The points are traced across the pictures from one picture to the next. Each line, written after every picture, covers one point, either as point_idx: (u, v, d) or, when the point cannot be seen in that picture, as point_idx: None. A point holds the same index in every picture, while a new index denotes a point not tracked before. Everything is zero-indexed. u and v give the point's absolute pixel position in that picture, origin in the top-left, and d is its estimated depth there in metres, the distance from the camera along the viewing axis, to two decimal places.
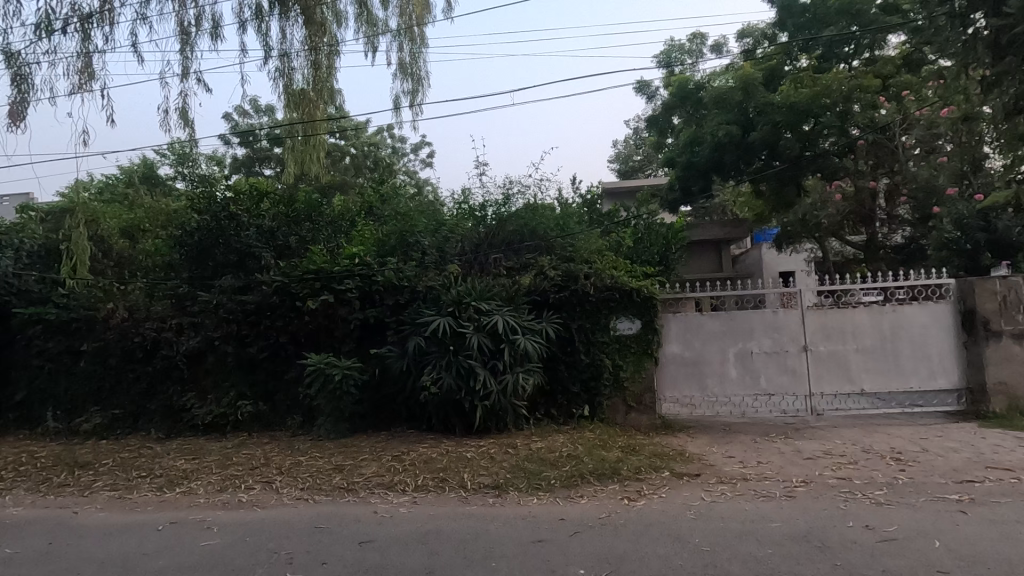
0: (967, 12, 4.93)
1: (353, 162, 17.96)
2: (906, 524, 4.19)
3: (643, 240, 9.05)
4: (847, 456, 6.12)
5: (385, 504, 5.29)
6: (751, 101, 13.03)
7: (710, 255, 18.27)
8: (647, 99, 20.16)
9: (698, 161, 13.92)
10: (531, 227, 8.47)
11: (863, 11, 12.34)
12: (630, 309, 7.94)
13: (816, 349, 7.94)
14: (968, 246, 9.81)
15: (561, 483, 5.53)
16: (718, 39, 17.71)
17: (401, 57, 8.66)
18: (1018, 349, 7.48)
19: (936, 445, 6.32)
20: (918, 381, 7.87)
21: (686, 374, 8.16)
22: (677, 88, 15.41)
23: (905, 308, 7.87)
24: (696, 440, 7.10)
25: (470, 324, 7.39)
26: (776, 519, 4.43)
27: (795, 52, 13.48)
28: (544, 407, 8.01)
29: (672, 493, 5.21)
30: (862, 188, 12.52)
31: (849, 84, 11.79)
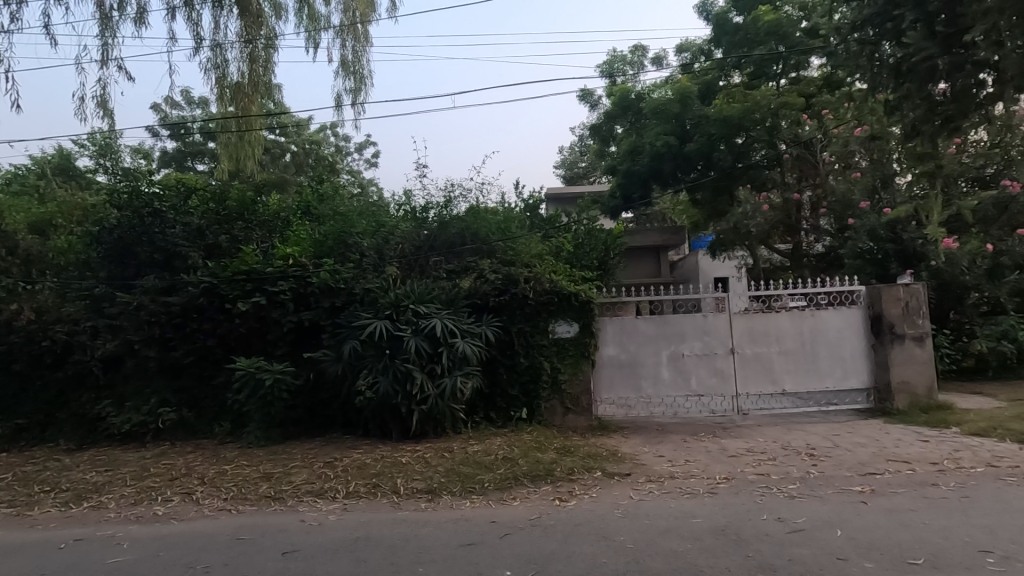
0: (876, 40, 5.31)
1: (294, 160, 17.47)
2: (813, 515, 4.48)
3: (584, 245, 9.21)
4: (767, 453, 6.47)
5: (313, 512, 5.15)
6: (688, 113, 13.58)
7: (650, 260, 18.88)
8: (591, 108, 20.66)
9: (637, 169, 14.38)
10: (473, 231, 8.51)
11: (789, 34, 13.09)
12: (568, 312, 8.08)
13: (742, 351, 8.35)
14: (879, 255, 10.58)
15: (495, 486, 5.56)
16: (658, 52, 18.38)
17: (344, 54, 8.47)
18: (918, 350, 8.14)
19: (847, 441, 6.78)
20: (833, 381, 8.41)
21: (622, 376, 8.39)
22: (619, 98, 15.94)
23: (822, 312, 8.41)
24: (629, 440, 7.30)
25: (407, 327, 7.31)
26: (698, 515, 4.63)
27: (728, 68, 14.20)
28: (482, 410, 8.02)
29: (602, 493, 5.34)
30: (788, 199, 13.28)
31: (776, 101, 12.47)
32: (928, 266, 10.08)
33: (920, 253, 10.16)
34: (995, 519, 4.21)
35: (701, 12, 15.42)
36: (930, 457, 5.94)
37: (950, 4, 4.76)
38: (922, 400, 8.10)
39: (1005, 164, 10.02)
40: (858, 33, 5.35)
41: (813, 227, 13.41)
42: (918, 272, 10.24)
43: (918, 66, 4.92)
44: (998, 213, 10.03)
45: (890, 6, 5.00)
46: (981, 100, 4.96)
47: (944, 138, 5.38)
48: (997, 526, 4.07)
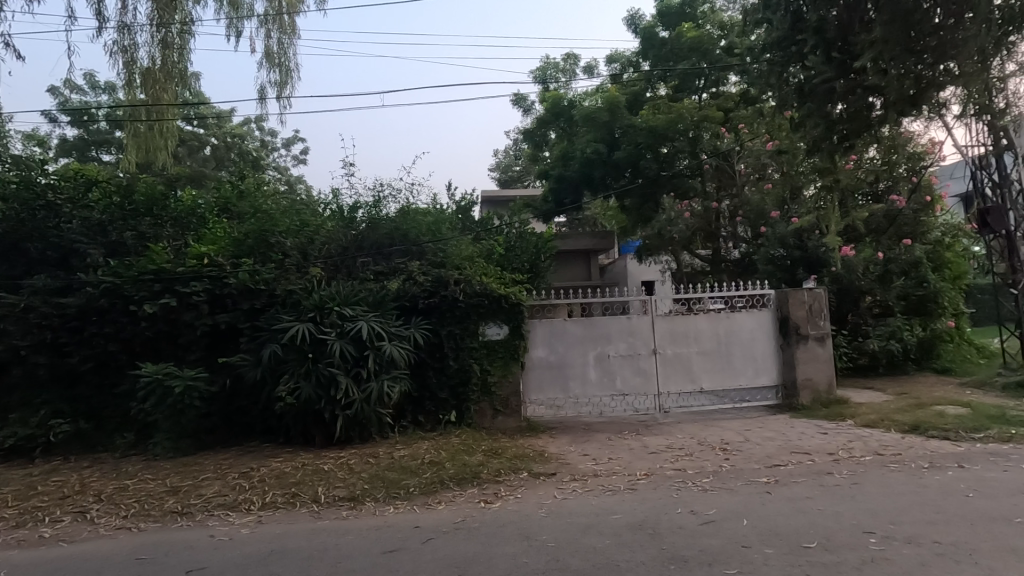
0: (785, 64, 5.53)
1: (214, 153, 16.41)
2: (722, 507, 4.74)
3: (515, 248, 9.33)
4: (685, 449, 6.78)
5: (225, 526, 4.87)
6: (617, 122, 14.13)
7: (581, 264, 19.25)
8: (523, 113, 20.93)
9: (569, 175, 14.91)
10: (403, 232, 8.41)
11: (710, 51, 13.81)
12: (498, 315, 8.05)
13: (664, 351, 8.71)
14: (788, 262, 11.41)
15: (420, 491, 5.50)
16: (590, 61, 18.89)
17: (269, 44, 8.11)
18: (820, 350, 8.81)
19: (756, 435, 7.23)
20: (745, 379, 8.94)
21: (550, 377, 8.52)
22: (552, 104, 16.39)
23: (737, 314, 8.93)
24: (556, 441, 7.43)
25: (332, 330, 7.09)
26: (618, 511, 4.78)
27: (655, 80, 14.85)
28: (411, 414, 7.91)
29: (527, 493, 5.41)
30: (709, 208, 13.86)
31: (698, 114, 13.17)
32: (829, 272, 10.97)
33: (822, 260, 11.02)
34: (878, 503, 4.63)
35: (630, 25, 16.00)
36: (828, 448, 6.45)
37: (845, 33, 5.12)
38: (822, 396, 8.79)
39: (893, 181, 11.07)
40: (768, 54, 5.61)
41: (732, 234, 13.97)
42: (821, 277, 11.11)
43: (818, 88, 5.25)
44: (887, 224, 11.06)
45: (794, 32, 5.35)
46: (872, 122, 5.35)
47: (841, 155, 5.76)
48: (880, 509, 4.47)
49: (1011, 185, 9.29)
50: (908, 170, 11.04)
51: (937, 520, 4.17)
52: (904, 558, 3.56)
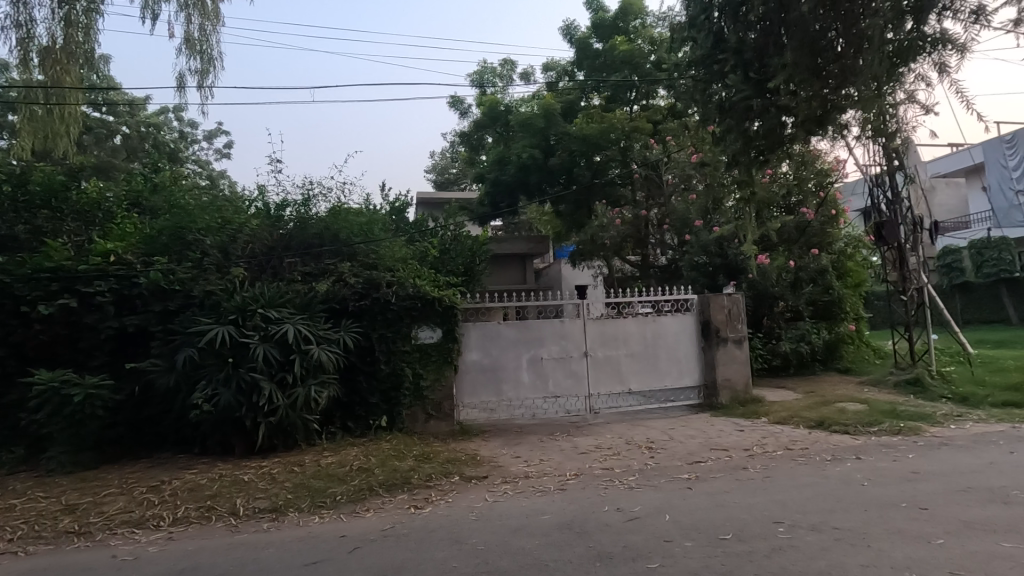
0: (708, 82, 5.80)
1: (125, 143, 15.16)
2: (647, 503, 4.93)
3: (449, 250, 9.33)
4: (613, 448, 6.98)
5: (129, 545, 4.52)
6: (551, 128, 14.63)
7: (516, 268, 19.33)
8: (460, 115, 20.91)
9: (504, 179, 15.17)
10: (333, 232, 8.15)
11: (641, 64, 14.29)
12: (431, 317, 7.92)
13: (594, 354, 8.94)
14: (710, 268, 12.07)
15: (347, 498, 5.34)
16: (526, 68, 19.12)
17: (189, 31, 7.64)
18: (737, 352, 9.36)
19: (680, 433, 7.56)
20: (671, 380, 9.32)
21: (484, 380, 8.52)
22: (489, 108, 16.59)
23: (663, 319, 9.31)
24: (489, 443, 7.45)
25: (255, 333, 6.75)
26: (547, 511, 4.85)
27: (589, 90, 15.30)
28: (339, 420, 7.67)
29: (458, 497, 5.38)
30: (638, 216, 14.17)
31: (629, 125, 13.69)
32: (746, 278, 11.71)
33: (741, 267, 11.73)
34: (787, 494, 4.97)
35: (566, 35, 16.38)
36: (744, 444, 6.86)
37: (761, 55, 5.42)
38: (740, 395, 9.33)
39: (803, 196, 11.94)
40: (694, 71, 5.87)
41: (660, 241, 14.35)
42: (739, 283, 11.81)
43: (738, 105, 5.55)
44: (798, 235, 11.90)
45: (716, 51, 5.63)
46: (785, 139, 5.66)
47: (756, 170, 6.02)
48: (788, 500, 4.80)
49: (902, 202, 10.26)
50: (816, 186, 11.94)
51: (837, 508, 4.53)
52: (808, 544, 3.83)
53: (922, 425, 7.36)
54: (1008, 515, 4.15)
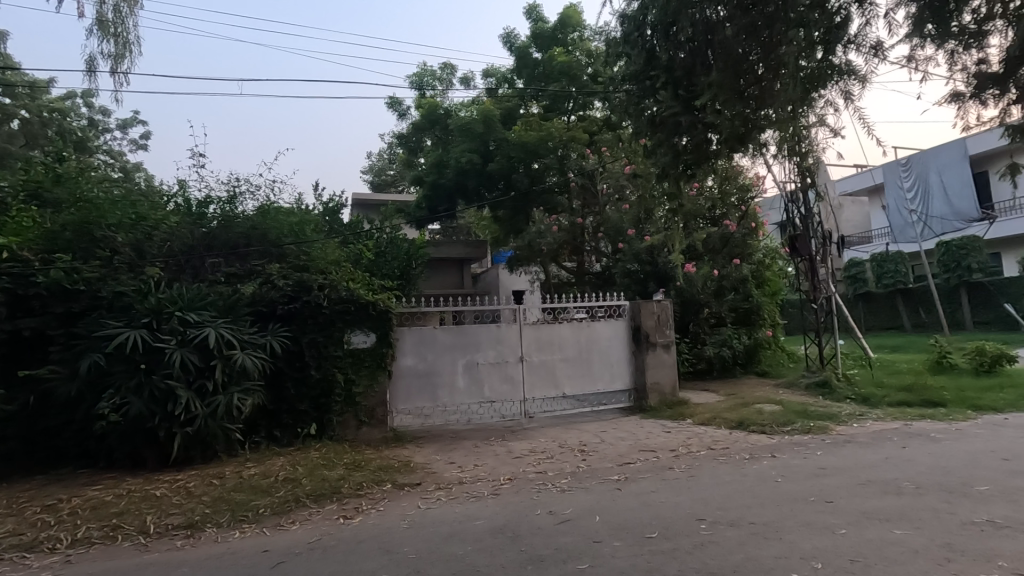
0: (640, 98, 6.02)
1: (23, 129, 13.78)
2: (578, 505, 5.03)
3: (385, 253, 9.31)
4: (547, 452, 7.08)
5: (18, 571, 4.09)
6: (491, 134, 14.72)
7: (453, 272, 19.29)
8: (399, 117, 20.62)
9: (443, 183, 15.26)
10: (261, 232, 7.92)
11: (578, 76, 14.61)
12: (366, 322, 7.66)
13: (530, 358, 9.02)
14: (641, 275, 12.54)
15: (271, 511, 5.09)
16: (466, 73, 19.13)
17: (101, 10, 7.07)
18: (665, 356, 9.76)
19: (611, 436, 7.78)
20: (604, 383, 9.55)
21: (419, 386, 8.35)
22: (428, 111, 16.54)
23: (596, 324, 9.55)
24: (423, 450, 7.35)
25: (171, 338, 6.34)
26: (479, 517, 4.85)
27: (527, 98, 15.53)
28: (265, 429, 7.32)
29: (390, 505, 5.27)
30: (574, 223, 14.33)
31: (566, 134, 13.99)
32: (674, 286, 12.27)
33: (669, 274, 12.27)
34: (709, 492, 5.22)
35: (506, 42, 16.56)
36: (670, 445, 7.15)
37: (689, 75, 5.70)
38: (667, 397, 9.71)
39: (726, 209, 12.65)
40: (628, 86, 6.11)
41: (595, 249, 14.41)
42: (668, 290, 12.34)
43: (667, 120, 5.81)
44: (722, 245, 12.59)
45: (648, 67, 5.88)
46: (710, 155, 5.99)
47: (685, 182, 6.38)
48: (710, 497, 5.04)
49: (813, 218, 11.06)
50: (738, 200, 12.66)
51: (753, 503, 4.81)
52: (726, 539, 4.04)
53: (829, 424, 7.96)
54: (900, 504, 4.57)
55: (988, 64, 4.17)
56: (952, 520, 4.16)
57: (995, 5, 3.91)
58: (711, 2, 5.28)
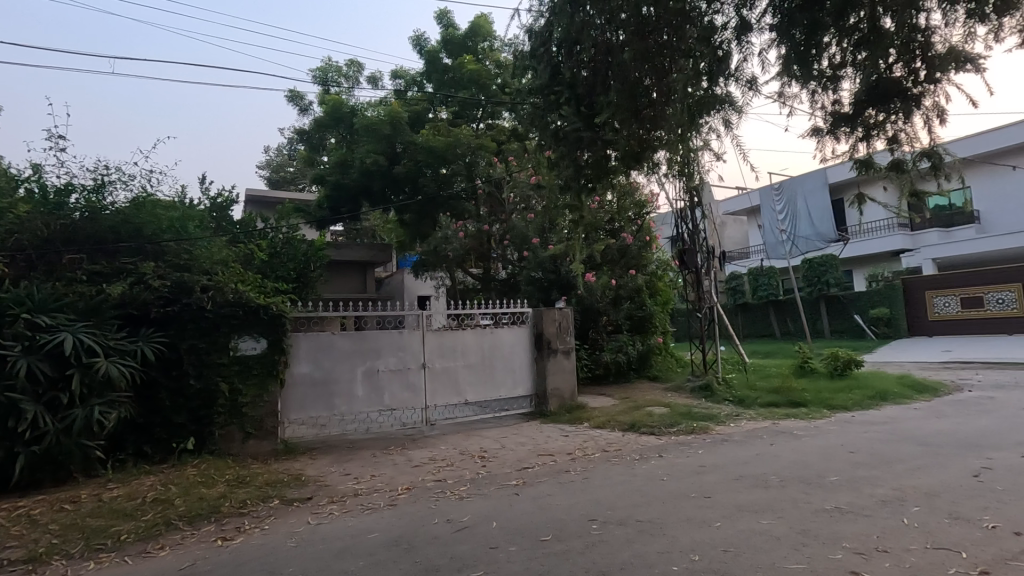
0: (545, 111, 6.20)
1: None
2: (476, 512, 5.02)
3: (281, 255, 8.85)
4: (447, 459, 7.01)
5: None
6: (398, 136, 14.43)
7: (356, 276, 18.63)
8: (300, 111, 19.62)
9: (346, 183, 14.78)
10: (135, 226, 7.16)
11: (487, 85, 14.75)
12: (254, 327, 7.15)
13: (432, 365, 8.91)
14: (544, 282, 12.92)
15: (136, 537, 4.59)
16: (374, 72, 18.66)
17: None
18: (565, 362, 10.06)
19: (511, 441, 7.88)
20: (506, 390, 9.63)
21: (314, 395, 7.91)
22: (332, 108, 15.89)
23: (500, 331, 9.64)
24: (317, 461, 6.99)
25: (17, 344, 5.57)
26: (374, 529, 4.68)
27: (436, 103, 15.43)
28: (132, 445, 6.61)
29: (276, 523, 4.94)
30: (481, 230, 14.40)
31: (474, 142, 14.03)
32: (574, 294, 12.74)
33: (571, 283, 12.70)
34: (601, 493, 5.44)
35: (415, 45, 16.37)
36: (568, 449, 7.36)
37: (591, 94, 5.95)
38: (566, 402, 10.00)
39: (624, 222, 13.36)
40: (535, 98, 6.30)
41: (503, 256, 14.60)
42: (569, 298, 12.78)
43: (569, 134, 6.01)
44: (619, 257, 13.26)
45: (553, 82, 6.08)
46: (609, 170, 6.25)
47: (585, 195, 6.61)
48: (602, 498, 5.25)
49: (700, 233, 11.98)
50: (635, 215, 13.42)
51: (641, 501, 5.08)
52: (616, 538, 4.22)
53: (710, 425, 8.61)
54: (766, 496, 5.04)
55: (840, 104, 4.73)
56: (808, 508, 4.66)
57: (846, 55, 4.50)
58: (612, 25, 5.57)
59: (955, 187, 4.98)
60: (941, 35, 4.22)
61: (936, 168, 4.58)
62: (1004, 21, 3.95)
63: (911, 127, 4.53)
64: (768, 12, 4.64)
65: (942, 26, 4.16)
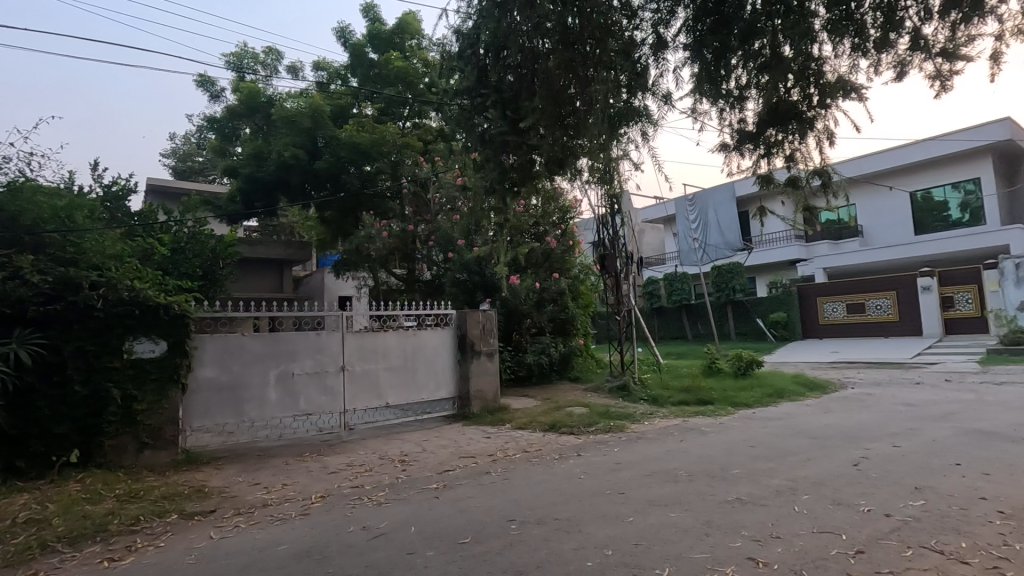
0: (472, 113, 6.21)
1: None
2: (394, 518, 4.91)
3: (185, 250, 8.36)
4: (365, 465, 6.81)
5: None
6: (319, 130, 13.88)
7: (271, 275, 17.69)
8: (211, 98, 18.40)
9: (262, 176, 14.03)
10: (10, 215, 6.42)
11: (414, 83, 14.53)
12: (152, 329, 6.64)
13: (352, 368, 8.63)
14: (469, 283, 12.95)
15: (3, 563, 4.09)
16: (294, 62, 17.85)
17: None
18: (488, 364, 10.08)
19: (432, 444, 7.78)
20: (428, 392, 9.51)
21: (220, 401, 7.42)
22: (246, 96, 15.01)
23: (423, 332, 9.51)
24: (223, 472, 6.55)
25: None
26: (283, 541, 4.46)
27: (361, 99, 15.03)
28: (2, 460, 5.90)
29: (174, 539, 4.59)
30: (405, 230, 14.02)
31: (400, 141, 13.77)
32: (499, 297, 12.82)
33: (495, 285, 12.75)
34: (521, 493, 5.49)
35: (339, 36, 15.84)
36: (489, 451, 7.39)
37: (516, 99, 6.01)
38: (489, 404, 10.01)
39: (548, 227, 13.62)
40: (461, 100, 6.30)
41: (428, 257, 14.22)
42: (494, 301, 12.85)
43: (496, 138, 6.06)
44: (543, 260, 13.48)
45: (479, 85, 6.11)
46: (533, 175, 6.35)
47: (511, 199, 6.70)
48: (521, 498, 5.31)
49: (620, 239, 12.45)
50: (559, 220, 13.72)
51: (559, 500, 5.18)
52: (533, 537, 4.28)
53: (625, 423, 8.96)
54: (675, 490, 5.31)
55: (745, 123, 5.04)
56: (713, 500, 4.95)
57: (751, 77, 4.81)
58: (538, 33, 5.56)
59: (841, 204, 5.57)
60: (831, 65, 4.60)
61: (826, 186, 5.12)
62: (883, 57, 4.40)
63: (804, 147, 4.98)
64: (683, 32, 4.93)
65: (832, 58, 4.52)
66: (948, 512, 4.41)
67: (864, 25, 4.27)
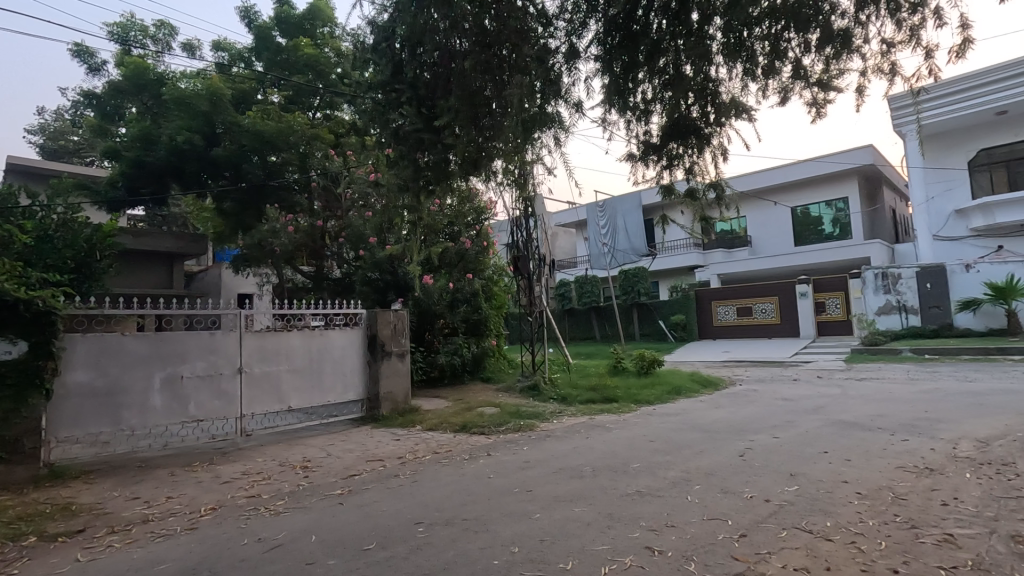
0: (385, 108, 6.06)
1: None
2: (293, 527, 4.67)
3: (54, 240, 7.46)
4: (263, 472, 6.41)
5: None
6: (217, 114, 12.87)
7: (159, 270, 16.17)
8: (89, 71, 16.52)
9: (150, 161, 12.81)
10: None
11: (326, 73, 13.94)
12: (10, 328, 5.93)
13: (250, 370, 8.09)
14: (381, 282, 12.68)
15: None
16: (190, 40, 16.47)
17: None
18: (399, 365, 9.86)
19: (338, 449, 7.49)
20: (334, 395, 9.13)
21: (94, 408, 6.68)
22: (133, 72, 13.64)
23: (330, 332, 9.13)
24: (95, 487, 5.89)
25: None
26: (166, 559, 4.09)
27: (267, 85, 14.17)
28: None
29: (32, 564, 4.06)
30: (314, 226, 13.38)
31: (309, 132, 13.11)
32: (411, 296, 12.63)
33: (408, 285, 12.56)
34: (429, 495, 5.42)
35: (243, 16, 14.84)
36: (398, 453, 7.23)
37: (432, 96, 5.94)
38: (400, 406, 9.77)
39: (463, 227, 13.59)
40: (374, 93, 6.14)
41: (337, 254, 13.58)
42: (406, 300, 12.65)
43: (410, 134, 5.97)
44: (457, 260, 13.40)
45: (394, 80, 5.97)
46: (447, 174, 6.33)
47: (425, 197, 6.65)
48: (430, 500, 5.25)
49: (533, 241, 12.70)
50: (474, 220, 13.74)
51: (468, 501, 5.18)
52: (440, 539, 4.25)
53: (535, 422, 9.14)
54: (581, 486, 5.49)
55: (650, 135, 5.32)
56: (615, 493, 5.17)
57: (656, 92, 5.08)
58: (455, 32, 5.53)
59: (733, 215, 6.02)
60: (726, 86, 4.90)
61: (720, 199, 5.54)
62: (770, 82, 4.80)
63: (701, 162, 5.37)
64: (594, 44, 5.11)
65: (726, 79, 4.84)
66: (817, 495, 4.92)
67: (752, 53, 4.54)
